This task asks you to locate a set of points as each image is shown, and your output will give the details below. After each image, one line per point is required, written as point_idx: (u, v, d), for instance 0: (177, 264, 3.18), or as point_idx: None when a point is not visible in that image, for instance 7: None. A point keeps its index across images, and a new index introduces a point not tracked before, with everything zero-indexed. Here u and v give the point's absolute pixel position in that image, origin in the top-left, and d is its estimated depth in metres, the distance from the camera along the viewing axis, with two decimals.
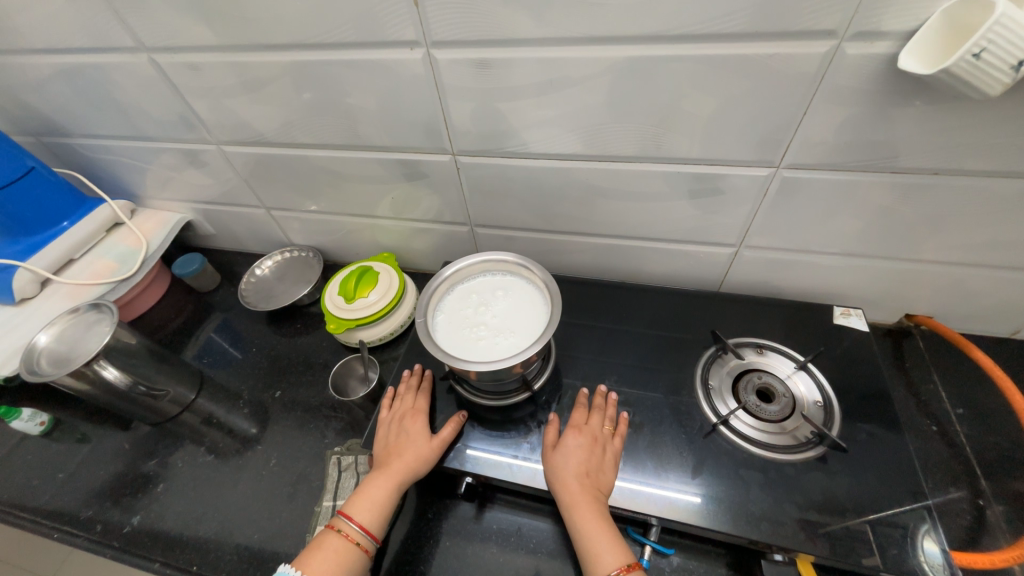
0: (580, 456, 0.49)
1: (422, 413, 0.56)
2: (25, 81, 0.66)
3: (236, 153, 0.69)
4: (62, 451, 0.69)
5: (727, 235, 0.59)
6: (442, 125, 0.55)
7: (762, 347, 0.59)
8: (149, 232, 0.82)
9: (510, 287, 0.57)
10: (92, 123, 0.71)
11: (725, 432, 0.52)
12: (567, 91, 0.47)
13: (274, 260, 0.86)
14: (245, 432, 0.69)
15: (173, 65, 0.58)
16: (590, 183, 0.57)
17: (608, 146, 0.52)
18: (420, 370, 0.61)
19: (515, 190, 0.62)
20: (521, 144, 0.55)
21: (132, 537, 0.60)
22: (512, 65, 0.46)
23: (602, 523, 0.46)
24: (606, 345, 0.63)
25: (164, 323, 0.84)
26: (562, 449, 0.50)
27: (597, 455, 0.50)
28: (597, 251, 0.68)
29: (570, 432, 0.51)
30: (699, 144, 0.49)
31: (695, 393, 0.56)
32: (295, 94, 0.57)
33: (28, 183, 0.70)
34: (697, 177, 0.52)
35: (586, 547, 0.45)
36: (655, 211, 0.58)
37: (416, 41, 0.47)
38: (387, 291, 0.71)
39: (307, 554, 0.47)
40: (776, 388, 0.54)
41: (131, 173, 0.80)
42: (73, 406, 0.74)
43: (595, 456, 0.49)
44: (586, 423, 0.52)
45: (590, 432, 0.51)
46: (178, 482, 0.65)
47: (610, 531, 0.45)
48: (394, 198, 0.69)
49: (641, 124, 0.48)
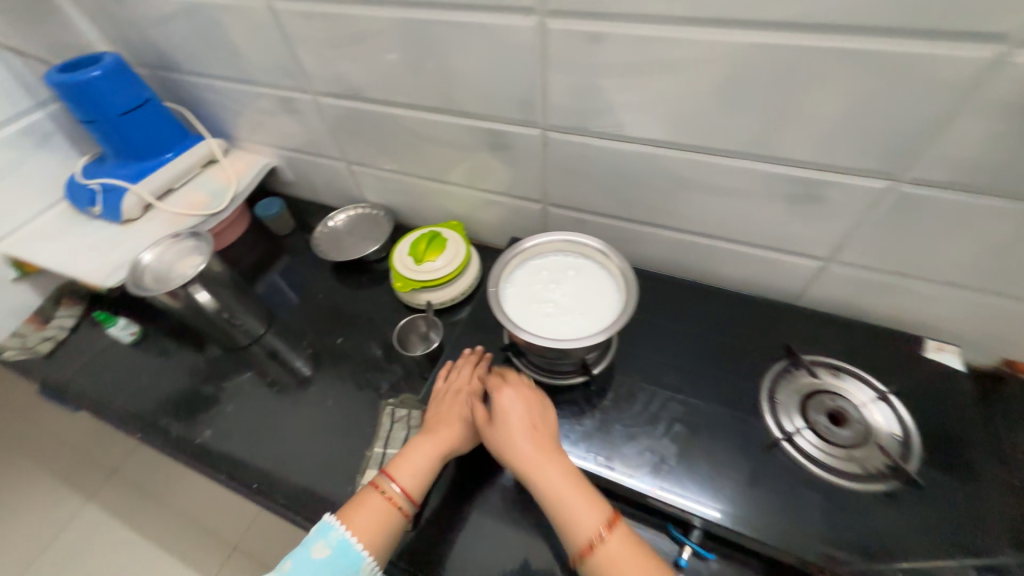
0: (519, 415, 0.51)
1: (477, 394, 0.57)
2: (151, 16, 0.70)
3: (330, 105, 0.71)
4: (146, 362, 0.76)
5: (819, 247, 0.55)
6: (537, 97, 0.55)
7: (838, 369, 0.55)
8: (238, 172, 0.87)
9: (582, 270, 0.57)
10: (204, 62, 0.75)
11: (787, 449, 0.49)
12: (679, 75, 0.46)
13: (346, 214, 0.89)
14: (305, 370, 0.73)
15: (289, 13, 0.60)
16: (680, 174, 0.55)
17: (709, 137, 0.50)
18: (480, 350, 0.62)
19: (599, 173, 0.60)
20: (616, 126, 0.53)
21: (203, 448, 0.66)
22: (625, 43, 0.45)
23: (571, 483, 0.47)
24: (669, 342, 0.61)
25: (241, 259, 0.89)
26: (502, 410, 0.51)
27: (536, 412, 0.52)
28: (669, 246, 0.65)
29: (504, 392, 0.52)
30: (812, 146, 0.46)
31: (760, 405, 0.53)
32: (399, 51, 0.57)
33: (143, 112, 0.75)
34: (801, 182, 0.49)
35: (564, 512, 0.46)
36: (744, 212, 0.55)
37: (531, 7, 0.46)
38: (453, 258, 0.72)
39: (349, 509, 0.51)
40: (850, 414, 0.50)
41: (229, 114, 0.84)
42: (158, 322, 0.81)
43: (535, 415, 0.51)
44: (510, 383, 0.54)
45: (517, 391, 0.53)
46: (245, 405, 0.70)
47: (579, 489, 0.47)
48: (472, 166, 0.69)
49: (751, 120, 0.46)
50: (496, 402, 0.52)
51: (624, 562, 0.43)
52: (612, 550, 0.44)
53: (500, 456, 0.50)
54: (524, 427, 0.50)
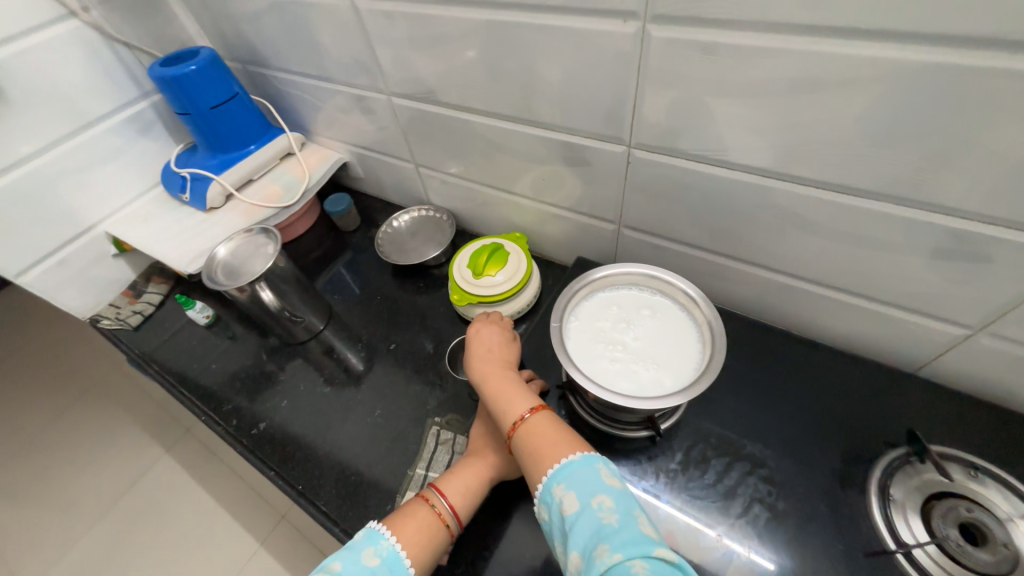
0: (483, 335, 0.57)
1: None
2: (245, 12, 0.72)
3: (403, 106, 0.69)
4: (217, 345, 0.80)
5: (967, 314, 0.44)
6: (628, 112, 0.48)
7: (975, 468, 0.44)
8: (312, 167, 0.88)
9: (658, 310, 0.50)
10: (289, 59, 0.76)
11: (903, 562, 0.40)
12: (812, 97, 0.37)
13: (410, 215, 0.88)
14: (357, 373, 0.73)
15: (371, 12, 0.58)
16: (791, 211, 0.46)
17: (838, 172, 0.41)
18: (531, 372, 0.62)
19: (689, 200, 0.53)
20: (718, 149, 0.46)
21: (257, 439, 0.68)
22: (744, 57, 0.38)
23: (512, 384, 0.50)
24: (752, 401, 0.53)
25: (308, 252, 0.91)
26: (473, 336, 0.57)
27: (500, 338, 0.57)
28: (763, 287, 0.56)
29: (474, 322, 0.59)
30: (985, 194, 0.36)
31: (867, 499, 0.44)
32: (479, 55, 0.53)
33: (231, 106, 0.78)
34: (959, 235, 0.39)
35: (502, 407, 0.49)
36: (871, 261, 0.45)
37: (633, 13, 0.40)
38: (514, 274, 0.68)
39: (397, 518, 0.47)
40: (992, 532, 0.40)
41: (308, 109, 0.86)
42: (230, 307, 0.85)
43: (497, 337, 0.57)
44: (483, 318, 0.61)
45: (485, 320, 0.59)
46: (298, 401, 0.71)
47: (518, 389, 0.50)
48: (544, 179, 0.64)
49: (902, 156, 0.37)
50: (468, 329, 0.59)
51: (543, 435, 0.44)
52: (536, 426, 0.45)
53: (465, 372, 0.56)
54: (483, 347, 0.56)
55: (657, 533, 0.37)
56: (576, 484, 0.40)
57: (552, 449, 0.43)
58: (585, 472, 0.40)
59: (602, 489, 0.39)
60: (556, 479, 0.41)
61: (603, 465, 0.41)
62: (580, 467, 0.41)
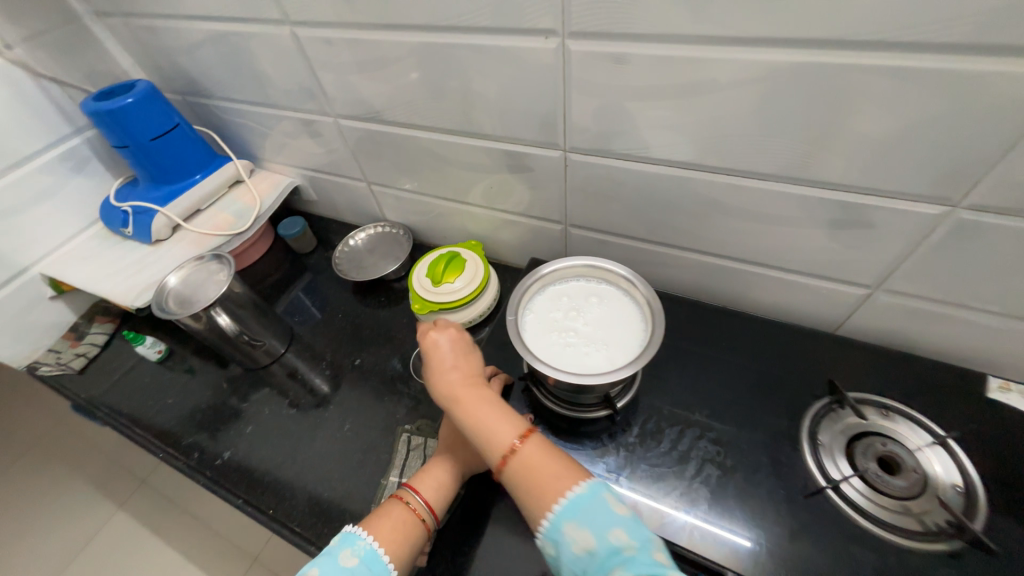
0: (448, 352, 0.49)
1: None
2: (181, 44, 0.72)
3: (350, 127, 0.71)
4: (171, 380, 0.77)
5: (864, 274, 0.51)
6: (559, 119, 0.53)
7: (887, 409, 0.50)
8: (263, 192, 0.88)
9: (605, 297, 0.54)
10: (231, 87, 0.76)
11: (833, 497, 0.45)
12: (710, 95, 0.43)
13: (367, 233, 0.89)
14: (323, 392, 0.72)
15: (310, 39, 0.60)
16: (710, 197, 0.52)
17: (742, 159, 0.47)
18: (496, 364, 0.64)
19: (623, 195, 0.58)
20: (641, 147, 0.51)
21: (222, 470, 0.66)
22: (650, 64, 0.43)
23: (492, 407, 0.45)
24: (698, 373, 0.58)
25: (264, 277, 0.90)
26: (433, 353, 0.49)
27: (462, 349, 0.50)
28: (698, 269, 0.62)
29: (431, 334, 0.50)
30: (857, 169, 0.43)
31: (800, 447, 0.49)
32: (418, 75, 0.57)
33: (173, 137, 0.77)
34: (844, 206, 0.46)
35: (486, 437, 0.44)
36: (781, 236, 0.52)
37: (552, 30, 0.45)
38: (472, 279, 0.71)
39: (374, 519, 0.48)
40: (903, 460, 0.46)
41: (254, 136, 0.86)
42: (184, 339, 0.82)
43: (459, 349, 0.50)
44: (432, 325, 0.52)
45: (444, 331, 0.51)
46: (263, 427, 0.70)
47: (500, 409, 0.46)
48: (491, 187, 0.68)
49: (789, 141, 0.43)
50: (426, 344, 0.50)
51: (542, 466, 0.42)
52: (532, 456, 0.42)
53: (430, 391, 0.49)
54: (450, 365, 0.48)
55: (668, 557, 0.38)
56: (588, 520, 0.39)
57: (551, 479, 0.41)
58: (595, 505, 0.40)
59: (615, 523, 0.39)
60: (567, 517, 0.39)
61: (609, 494, 0.41)
62: (590, 501, 0.40)
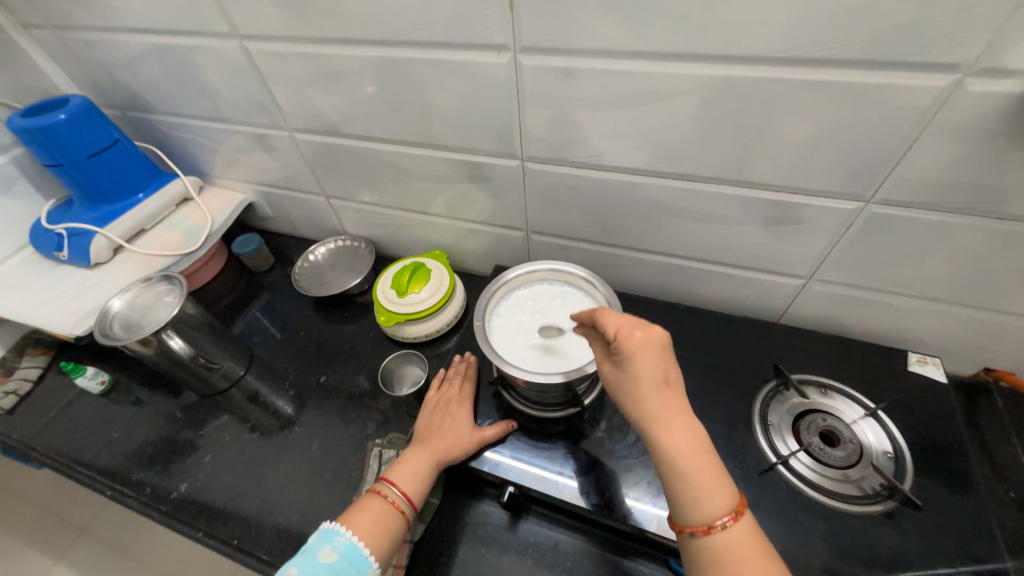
0: (653, 369, 0.38)
1: (467, 401, 0.58)
2: (119, 57, 0.69)
3: (306, 141, 0.71)
4: (117, 413, 0.72)
5: (797, 267, 0.56)
6: (515, 130, 0.55)
7: (825, 387, 0.55)
8: (215, 210, 0.85)
9: (568, 297, 0.56)
10: (176, 102, 0.74)
11: (783, 471, 0.49)
12: (653, 106, 0.46)
13: (327, 247, 0.88)
14: (286, 412, 0.70)
15: (261, 52, 0.60)
16: (659, 200, 0.56)
17: (685, 164, 0.50)
18: (470, 358, 0.63)
19: (580, 201, 0.61)
20: (593, 155, 0.54)
21: (178, 503, 0.62)
22: (596, 76, 0.46)
23: (704, 463, 0.36)
24: None
25: (218, 298, 0.87)
26: (635, 366, 0.38)
27: (667, 372, 0.39)
28: (653, 268, 0.65)
29: (635, 337, 0.39)
30: (784, 171, 0.47)
31: (753, 428, 0.53)
32: (375, 88, 0.58)
33: (112, 153, 0.74)
34: (776, 205, 0.51)
35: (689, 489, 0.36)
36: (725, 234, 0.56)
37: (504, 45, 0.47)
38: (437, 288, 0.71)
39: (351, 514, 0.47)
40: (841, 433, 0.51)
41: (203, 152, 0.83)
42: (130, 369, 0.77)
43: (661, 370, 0.39)
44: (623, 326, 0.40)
45: (652, 337, 0.39)
46: (223, 454, 0.66)
47: (711, 471, 0.37)
48: (452, 197, 0.69)
49: (724, 147, 0.47)
50: (625, 348, 0.39)
51: (745, 561, 0.34)
52: (736, 542, 0.35)
53: (616, 399, 0.41)
54: (656, 381, 0.38)
55: None
56: None
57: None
58: None
59: None
60: None
61: None
62: None
